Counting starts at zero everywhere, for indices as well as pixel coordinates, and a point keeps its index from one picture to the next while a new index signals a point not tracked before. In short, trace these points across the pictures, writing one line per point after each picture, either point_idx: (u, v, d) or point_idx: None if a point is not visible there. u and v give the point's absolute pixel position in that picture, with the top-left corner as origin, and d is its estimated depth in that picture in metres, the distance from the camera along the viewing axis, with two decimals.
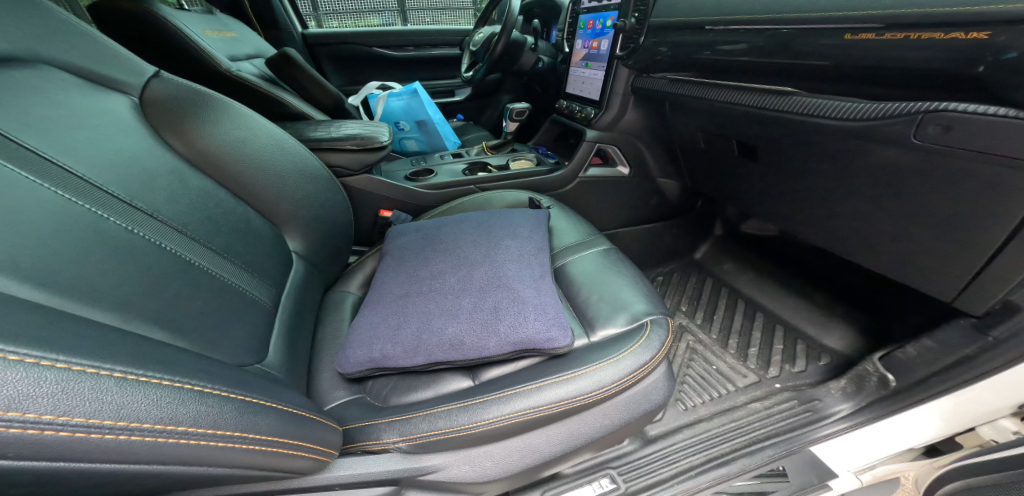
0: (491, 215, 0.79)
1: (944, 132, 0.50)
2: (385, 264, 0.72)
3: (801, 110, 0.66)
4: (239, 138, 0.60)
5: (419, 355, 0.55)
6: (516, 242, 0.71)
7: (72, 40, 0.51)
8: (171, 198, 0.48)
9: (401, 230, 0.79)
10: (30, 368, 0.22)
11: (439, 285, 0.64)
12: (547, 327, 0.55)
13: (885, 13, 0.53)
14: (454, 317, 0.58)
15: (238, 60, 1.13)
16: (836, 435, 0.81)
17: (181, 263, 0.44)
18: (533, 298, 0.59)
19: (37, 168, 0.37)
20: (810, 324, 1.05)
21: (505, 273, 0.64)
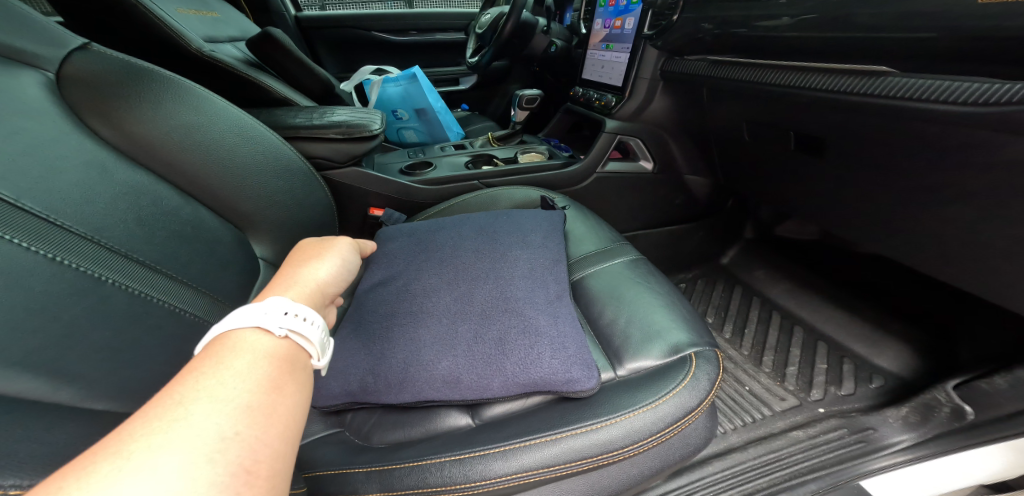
0: (497, 217, 0.68)
1: None
2: (371, 274, 0.62)
3: (894, 94, 0.54)
4: (187, 123, 0.51)
5: (404, 393, 0.45)
6: (526, 252, 0.60)
7: None
8: (84, 196, 0.38)
9: (391, 233, 0.69)
10: None
11: (432, 304, 0.53)
12: (565, 364, 0.45)
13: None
14: (450, 346, 0.48)
15: (218, 42, 1.04)
16: (890, 470, 0.69)
17: (86, 284, 0.33)
18: (549, 327, 0.48)
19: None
20: (858, 342, 0.93)
21: (513, 293, 0.53)
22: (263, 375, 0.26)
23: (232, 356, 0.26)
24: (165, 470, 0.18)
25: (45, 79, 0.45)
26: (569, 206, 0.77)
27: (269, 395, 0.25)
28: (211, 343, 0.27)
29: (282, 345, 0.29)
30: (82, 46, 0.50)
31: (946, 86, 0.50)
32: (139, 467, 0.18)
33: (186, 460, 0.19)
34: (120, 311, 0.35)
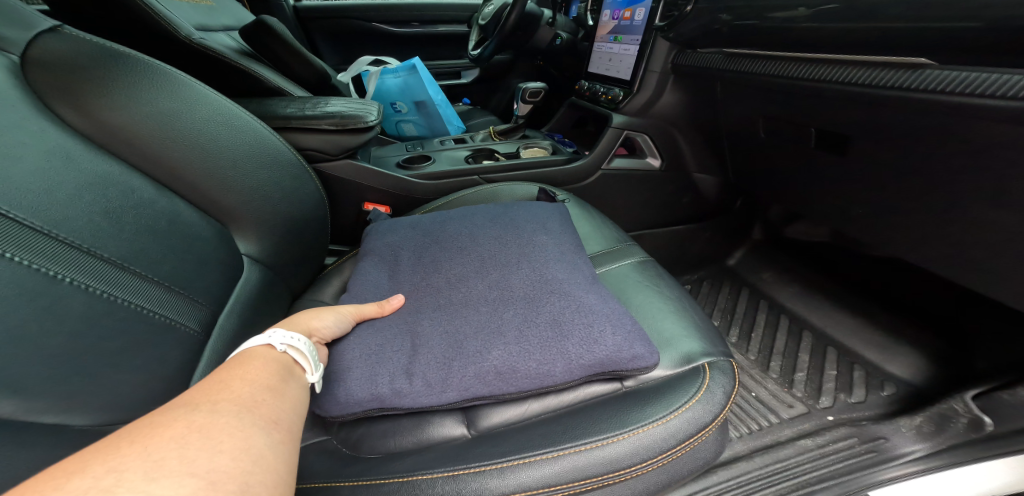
0: (509, 206, 0.66)
1: None
2: (374, 267, 0.57)
3: (931, 86, 0.50)
4: (167, 111, 0.49)
5: (450, 390, 0.40)
6: (552, 239, 0.58)
7: None
8: (42, 185, 0.34)
9: (391, 226, 0.65)
10: None
11: (467, 296, 0.50)
12: (627, 339, 0.44)
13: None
14: (498, 335, 0.44)
15: (211, 30, 1.01)
16: (902, 480, 0.66)
17: (42, 283, 0.31)
18: (600, 306, 0.47)
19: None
20: (869, 348, 0.90)
21: (553, 275, 0.51)
22: (273, 370, 0.31)
23: (250, 360, 0.32)
24: (223, 411, 0.24)
25: (8, 61, 0.42)
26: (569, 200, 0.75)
27: (280, 383, 0.30)
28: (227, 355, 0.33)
29: (284, 356, 0.35)
30: (52, 28, 0.47)
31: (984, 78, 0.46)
32: (202, 410, 0.23)
33: (235, 411, 0.24)
34: (67, 312, 0.31)
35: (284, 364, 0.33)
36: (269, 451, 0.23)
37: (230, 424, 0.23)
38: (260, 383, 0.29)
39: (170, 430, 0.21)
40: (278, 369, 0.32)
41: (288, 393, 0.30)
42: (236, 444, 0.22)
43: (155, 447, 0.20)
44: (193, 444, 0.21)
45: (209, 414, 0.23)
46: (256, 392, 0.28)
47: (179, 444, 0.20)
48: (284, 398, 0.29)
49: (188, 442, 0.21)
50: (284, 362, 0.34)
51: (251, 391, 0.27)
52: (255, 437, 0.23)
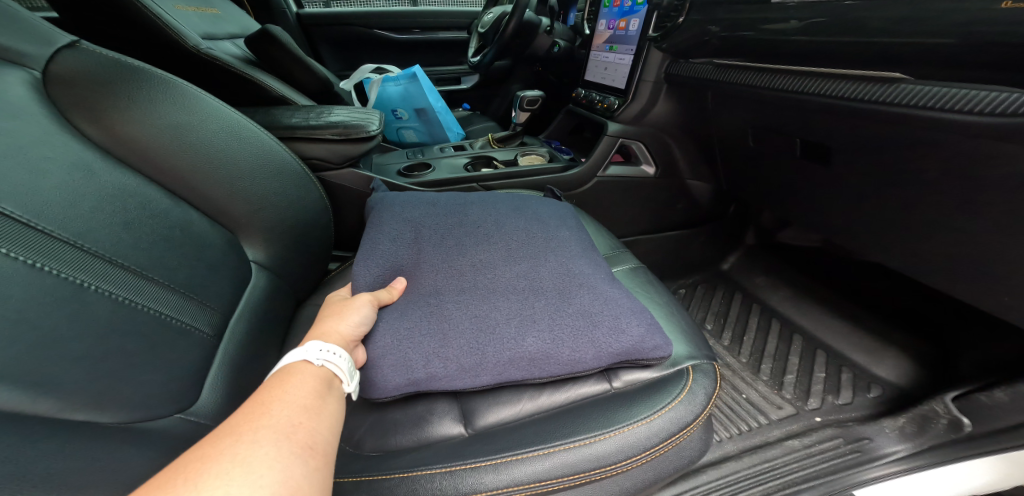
0: (527, 203, 0.69)
1: None
2: (389, 245, 0.58)
3: (908, 101, 0.53)
4: (180, 123, 0.51)
5: (488, 373, 0.43)
6: (573, 237, 0.62)
7: None
8: (66, 198, 0.37)
9: (403, 205, 0.65)
10: None
11: (496, 282, 0.52)
12: (651, 332, 0.48)
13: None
14: (531, 323, 0.47)
15: (216, 39, 1.03)
16: (883, 480, 0.68)
17: (69, 290, 0.33)
18: (625, 301, 0.51)
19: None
20: (857, 351, 0.93)
21: (580, 269, 0.54)
22: (311, 387, 0.34)
23: (290, 377, 0.35)
24: (263, 442, 0.27)
25: (30, 78, 0.44)
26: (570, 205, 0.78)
27: (318, 400, 0.33)
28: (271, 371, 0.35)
29: (320, 369, 0.37)
30: (70, 44, 0.49)
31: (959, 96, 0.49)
32: (245, 442, 0.26)
33: (273, 439, 0.27)
34: (93, 319, 0.33)
35: (324, 379, 0.36)
36: (305, 480, 0.26)
37: (269, 455, 0.26)
38: (298, 403, 0.32)
39: (218, 465, 0.24)
40: (317, 385, 0.35)
41: (327, 410, 0.33)
42: (274, 478, 0.25)
43: (204, 486, 0.23)
44: (236, 481, 0.24)
45: (251, 446, 0.26)
46: (295, 414, 0.30)
47: (226, 480, 0.23)
48: (321, 416, 0.31)
49: (232, 478, 0.24)
50: (326, 378, 0.36)
51: (290, 413, 0.30)
52: (292, 468, 0.26)
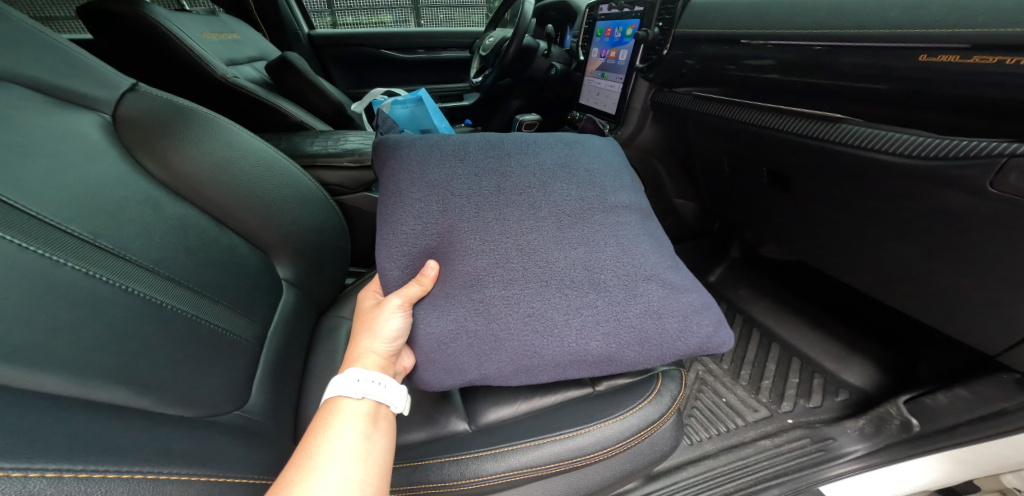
0: (574, 159, 0.62)
1: None
2: (416, 222, 0.53)
3: (852, 141, 0.61)
4: (224, 157, 0.58)
5: (549, 376, 0.47)
6: (630, 210, 0.58)
7: (36, 54, 0.49)
8: (142, 232, 0.45)
9: (425, 163, 0.58)
10: None
11: (550, 270, 0.50)
12: (714, 331, 0.51)
13: (970, 31, 0.47)
14: (594, 324, 0.48)
15: (238, 63, 1.12)
16: (847, 475, 0.78)
17: (151, 309, 0.41)
18: (688, 296, 0.52)
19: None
20: (828, 358, 1.00)
21: (643, 258, 0.53)
22: (358, 428, 0.43)
23: (339, 417, 0.43)
24: None
25: (100, 121, 0.52)
26: (610, 145, 0.70)
27: (364, 443, 0.42)
28: (326, 409, 0.44)
29: (364, 404, 0.45)
30: (131, 87, 0.57)
31: (881, 139, 0.57)
32: None
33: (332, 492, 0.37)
34: (166, 328, 0.42)
35: (369, 414, 0.44)
36: None
37: None
38: (348, 449, 0.40)
39: None
40: (364, 424, 0.44)
41: (371, 451, 0.41)
42: None
43: None
44: None
45: None
46: (346, 464, 0.39)
47: None
48: (368, 460, 0.40)
49: None
50: (374, 411, 0.45)
51: (341, 463, 0.39)
52: None
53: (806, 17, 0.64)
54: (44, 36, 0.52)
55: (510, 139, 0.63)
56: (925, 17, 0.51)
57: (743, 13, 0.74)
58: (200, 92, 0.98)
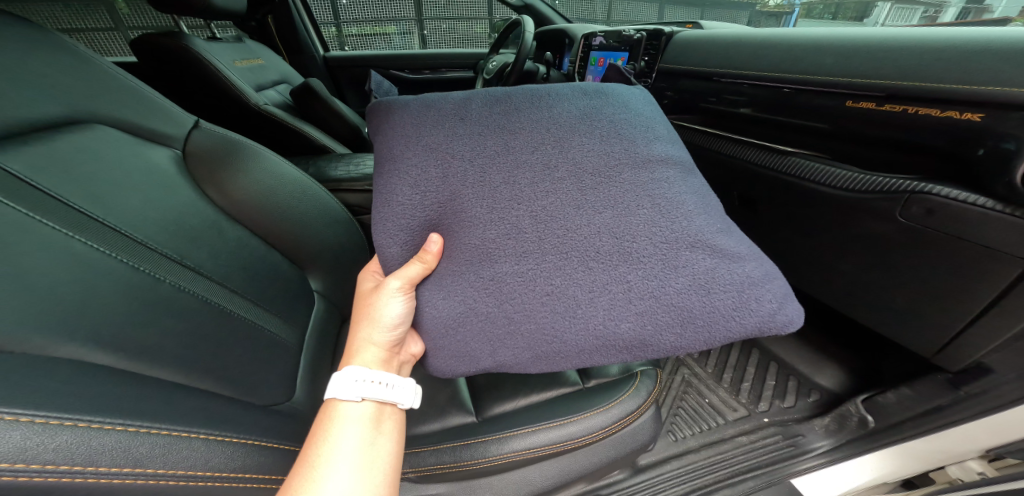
0: (597, 108, 0.54)
1: (927, 214, 0.56)
2: (413, 191, 0.48)
3: (805, 175, 0.71)
4: (270, 186, 0.65)
5: (574, 361, 0.44)
6: (666, 164, 0.50)
7: (121, 97, 0.58)
8: (211, 252, 0.54)
9: (422, 125, 0.53)
10: (120, 433, 0.33)
11: (569, 241, 0.46)
12: (778, 308, 0.43)
13: (888, 83, 0.60)
14: (625, 303, 0.43)
15: (264, 88, 1.23)
16: (815, 469, 0.87)
17: (222, 315, 0.51)
18: (743, 265, 0.44)
19: (83, 226, 0.43)
20: (802, 362, 1.10)
21: (684, 222, 0.46)
22: (362, 433, 0.47)
23: (342, 422, 0.48)
24: None
25: (172, 155, 0.60)
26: (642, 94, 0.60)
27: (369, 447, 0.47)
28: (330, 414, 0.49)
29: (367, 408, 0.50)
30: (194, 124, 0.66)
31: (831, 172, 0.67)
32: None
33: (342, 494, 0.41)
34: (234, 331, 0.51)
35: (371, 419, 0.49)
36: None
37: None
38: (354, 454, 0.45)
39: None
40: (372, 430, 0.48)
41: (380, 454, 0.47)
42: None
43: None
44: None
45: None
46: (357, 468, 0.44)
47: None
48: (374, 463, 0.45)
49: None
50: (379, 411, 0.51)
51: (355, 468, 0.44)
52: None
53: (765, 65, 0.77)
54: (125, 79, 0.61)
55: (519, 92, 0.56)
56: (851, 67, 0.65)
57: (716, 53, 0.87)
58: (233, 116, 1.08)
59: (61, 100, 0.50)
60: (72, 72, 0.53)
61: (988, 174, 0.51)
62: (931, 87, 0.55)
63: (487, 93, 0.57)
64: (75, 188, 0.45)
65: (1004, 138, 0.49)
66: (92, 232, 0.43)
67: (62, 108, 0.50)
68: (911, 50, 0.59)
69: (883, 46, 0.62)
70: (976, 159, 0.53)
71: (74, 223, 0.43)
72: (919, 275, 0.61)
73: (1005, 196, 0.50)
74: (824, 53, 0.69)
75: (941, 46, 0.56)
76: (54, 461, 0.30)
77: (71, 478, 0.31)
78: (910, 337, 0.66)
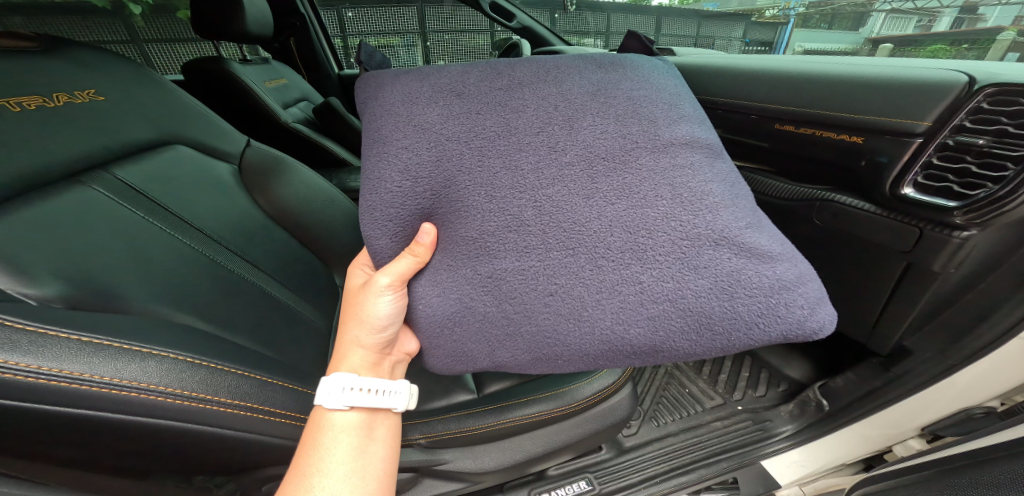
0: (614, 87, 0.51)
1: (833, 217, 0.72)
2: (403, 177, 0.47)
3: (756, 186, 0.86)
4: (305, 197, 0.75)
5: (582, 360, 0.46)
6: (691, 147, 0.48)
7: (197, 123, 0.74)
8: (261, 248, 0.66)
9: (411, 99, 0.50)
10: (231, 374, 0.44)
11: (577, 235, 0.45)
12: (810, 316, 0.41)
13: (802, 110, 0.73)
14: (638, 308, 0.43)
15: (289, 106, 1.45)
16: (781, 452, 0.94)
17: (271, 299, 0.61)
18: (776, 267, 0.42)
19: (180, 228, 0.57)
20: (774, 355, 1.19)
21: (710, 216, 0.44)
22: (353, 442, 0.48)
23: (331, 431, 0.47)
24: None
25: (232, 169, 0.74)
26: (667, 64, 0.58)
27: (360, 456, 0.47)
28: (318, 422, 0.48)
29: (356, 416, 0.49)
30: (247, 142, 0.79)
31: (773, 185, 0.83)
32: None
33: None
34: (282, 311, 0.62)
35: (362, 428, 0.49)
36: None
37: None
38: (345, 465, 0.46)
39: None
40: (363, 437, 0.49)
41: (372, 462, 0.48)
42: None
43: None
44: None
45: None
46: (348, 478, 0.45)
47: None
48: (365, 473, 0.46)
49: None
50: (372, 418, 0.51)
51: (346, 479, 0.45)
52: None
53: (712, 92, 0.90)
54: (196, 108, 0.76)
55: (522, 64, 0.54)
56: (775, 96, 0.78)
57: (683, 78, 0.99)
58: None
59: (157, 128, 0.67)
60: (150, 110, 0.67)
61: (874, 181, 0.65)
62: (829, 114, 0.69)
63: (486, 62, 0.55)
64: (169, 200, 0.59)
65: (878, 154, 0.64)
66: (183, 230, 0.57)
67: (153, 133, 0.66)
68: (827, 81, 0.71)
69: (802, 76, 0.75)
70: (859, 169, 0.67)
71: (171, 224, 0.57)
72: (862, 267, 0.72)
73: (882, 202, 0.64)
74: (756, 84, 0.81)
75: (837, 81, 0.69)
76: (196, 389, 0.40)
77: (205, 406, 0.40)
78: (855, 320, 0.78)
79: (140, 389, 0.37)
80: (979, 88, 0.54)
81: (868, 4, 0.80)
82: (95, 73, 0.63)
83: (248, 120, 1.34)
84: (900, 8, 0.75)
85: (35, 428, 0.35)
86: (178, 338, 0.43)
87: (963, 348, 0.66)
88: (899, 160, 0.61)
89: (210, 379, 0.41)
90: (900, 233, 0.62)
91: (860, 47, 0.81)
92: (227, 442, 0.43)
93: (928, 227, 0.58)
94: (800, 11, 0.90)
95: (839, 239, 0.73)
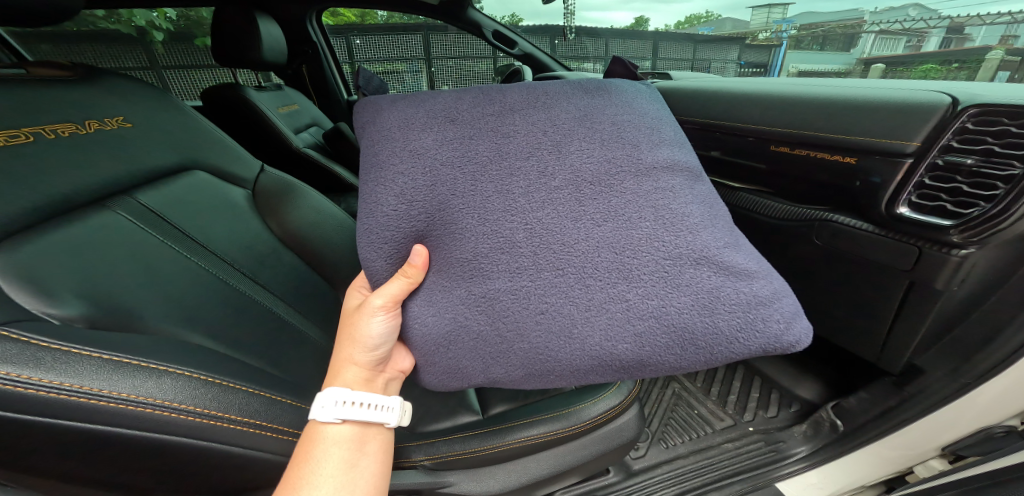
0: (599, 112, 0.54)
1: (832, 236, 0.72)
2: (399, 200, 0.48)
3: (755, 207, 0.87)
4: (314, 220, 0.77)
5: (571, 375, 0.46)
6: (672, 170, 0.51)
7: (214, 148, 0.77)
8: (269, 269, 0.67)
9: (407, 124, 0.52)
10: (242, 393, 0.45)
11: (567, 256, 0.46)
12: (785, 329, 0.43)
13: (797, 132, 0.75)
14: (623, 324, 0.44)
15: (299, 131, 1.50)
16: (797, 473, 0.90)
17: (277, 319, 0.62)
18: (751, 284, 0.45)
19: (192, 250, 0.59)
20: (784, 376, 1.16)
21: (690, 236, 0.46)
22: (344, 456, 0.47)
23: (321, 443, 0.47)
24: None
25: (246, 193, 0.76)
26: (649, 87, 0.60)
27: (351, 469, 0.47)
28: (310, 433, 0.47)
29: (349, 429, 0.49)
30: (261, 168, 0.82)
31: (771, 206, 0.84)
32: None
33: None
34: (287, 330, 0.62)
35: (354, 442, 0.49)
36: None
37: None
38: (335, 477, 0.45)
39: None
40: (355, 451, 0.49)
41: (362, 476, 0.47)
42: None
43: None
44: None
45: None
46: (338, 488, 0.44)
47: None
48: (355, 486, 0.46)
49: None
50: (364, 432, 0.50)
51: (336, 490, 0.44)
52: None
53: (710, 115, 0.92)
54: (215, 134, 0.79)
55: (514, 89, 0.56)
56: (770, 119, 0.80)
57: (682, 100, 1.00)
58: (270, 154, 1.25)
59: (176, 154, 0.69)
60: (171, 136, 0.70)
61: (871, 199, 0.66)
62: (823, 135, 0.71)
63: (478, 88, 0.57)
64: (184, 222, 0.61)
65: (872, 174, 0.65)
66: (194, 249, 0.59)
67: (172, 159, 0.68)
68: (818, 104, 0.73)
69: (796, 98, 0.76)
70: (855, 188, 0.68)
71: (186, 247, 0.59)
72: (868, 284, 0.72)
73: (878, 219, 0.65)
74: (752, 107, 0.83)
75: (830, 102, 0.71)
76: (210, 407, 0.41)
77: (217, 424, 0.41)
78: (865, 338, 0.77)
79: (158, 406, 0.38)
80: (963, 109, 0.56)
81: (856, 26, 0.81)
82: (116, 101, 0.66)
83: (259, 144, 1.38)
84: (889, 29, 0.76)
85: (49, 443, 0.35)
86: (193, 357, 0.44)
87: (979, 363, 0.64)
88: (893, 179, 0.63)
89: (221, 397, 0.43)
90: (897, 251, 0.63)
91: (851, 67, 0.84)
92: (234, 461, 0.44)
93: (926, 244, 0.59)
94: (793, 32, 0.91)
95: (840, 256, 0.74)
